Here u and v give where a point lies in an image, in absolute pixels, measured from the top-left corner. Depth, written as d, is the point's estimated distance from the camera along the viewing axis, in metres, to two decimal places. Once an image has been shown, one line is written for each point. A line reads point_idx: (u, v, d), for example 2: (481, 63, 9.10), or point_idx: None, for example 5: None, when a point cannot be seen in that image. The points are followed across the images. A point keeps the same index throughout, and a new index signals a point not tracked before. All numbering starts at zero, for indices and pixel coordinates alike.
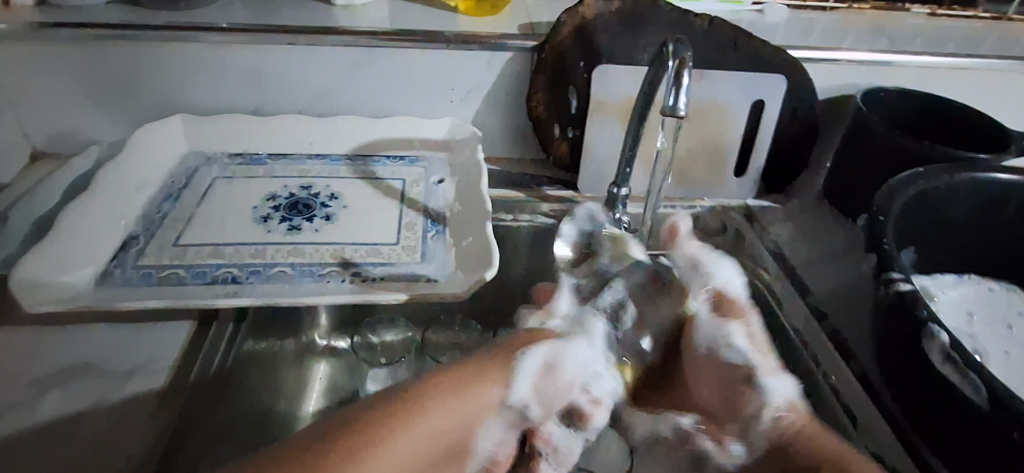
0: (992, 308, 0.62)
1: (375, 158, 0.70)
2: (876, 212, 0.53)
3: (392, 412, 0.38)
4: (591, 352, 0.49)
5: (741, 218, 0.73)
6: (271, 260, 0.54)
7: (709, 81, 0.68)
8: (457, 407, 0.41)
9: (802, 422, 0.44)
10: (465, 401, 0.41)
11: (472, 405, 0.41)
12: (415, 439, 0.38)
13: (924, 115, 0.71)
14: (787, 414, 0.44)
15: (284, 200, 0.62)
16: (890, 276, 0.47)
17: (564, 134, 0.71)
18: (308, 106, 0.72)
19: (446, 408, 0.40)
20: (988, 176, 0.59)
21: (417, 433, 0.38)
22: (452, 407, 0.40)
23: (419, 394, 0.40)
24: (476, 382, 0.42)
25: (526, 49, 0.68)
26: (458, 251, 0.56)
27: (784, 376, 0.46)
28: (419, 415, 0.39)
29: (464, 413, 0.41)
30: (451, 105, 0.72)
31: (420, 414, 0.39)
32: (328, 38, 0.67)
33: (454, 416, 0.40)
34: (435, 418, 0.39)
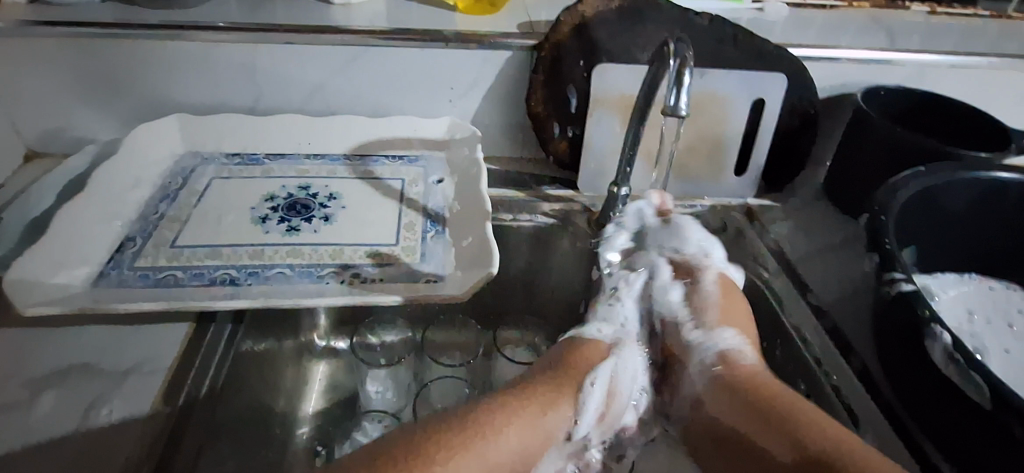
0: (993, 306, 0.61)
1: (373, 157, 0.70)
2: (877, 211, 0.52)
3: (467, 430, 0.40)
4: (638, 362, 0.51)
5: (740, 217, 0.73)
6: (269, 260, 0.54)
7: (708, 79, 0.68)
8: (524, 436, 0.42)
9: (746, 373, 0.47)
10: (535, 428, 0.43)
11: (537, 435, 0.43)
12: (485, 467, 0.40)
13: (924, 112, 0.71)
14: (723, 360, 0.48)
15: (281, 200, 0.62)
16: (892, 276, 0.47)
17: (563, 133, 0.71)
18: (306, 105, 0.71)
19: (513, 438, 0.42)
20: (989, 174, 0.59)
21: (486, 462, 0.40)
22: (520, 436, 0.42)
23: (488, 421, 0.41)
24: (543, 411, 0.44)
25: (524, 47, 0.67)
26: (457, 251, 0.56)
27: (733, 331, 0.50)
28: (489, 443, 0.40)
29: (531, 442, 0.43)
30: (449, 103, 0.72)
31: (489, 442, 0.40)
32: (325, 37, 0.66)
33: (521, 446, 0.42)
34: (503, 447, 0.41)
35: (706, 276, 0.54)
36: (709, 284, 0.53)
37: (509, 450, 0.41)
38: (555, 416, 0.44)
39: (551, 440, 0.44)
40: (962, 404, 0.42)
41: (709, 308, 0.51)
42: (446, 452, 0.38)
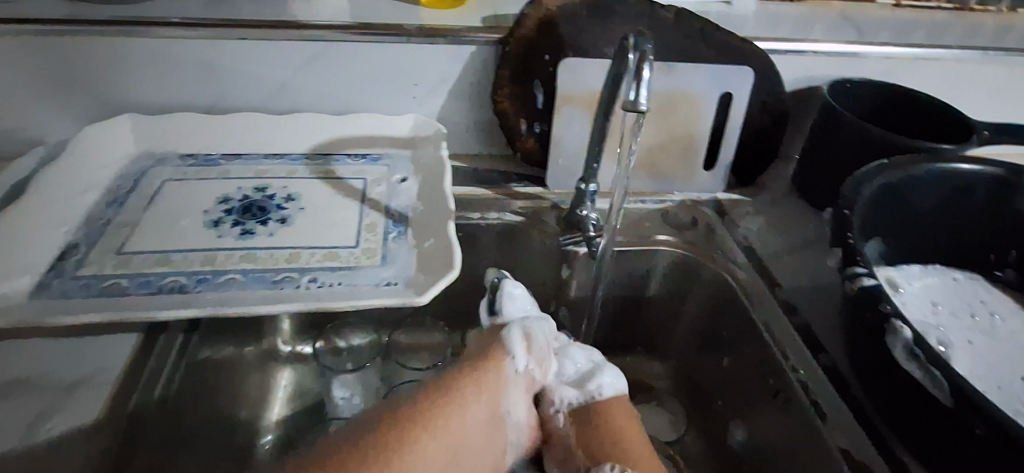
0: (956, 298, 0.62)
1: (335, 155, 0.67)
2: (842, 206, 0.52)
3: (400, 421, 0.38)
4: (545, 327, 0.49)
5: (709, 212, 0.73)
6: (222, 267, 0.52)
7: (677, 74, 0.67)
8: (471, 404, 0.41)
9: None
10: (480, 393, 0.42)
11: (487, 393, 0.42)
12: (439, 443, 0.39)
13: (890, 105, 0.71)
14: None
15: (236, 203, 0.59)
16: (855, 271, 0.46)
17: (531, 129, 0.70)
18: (265, 103, 0.69)
19: (458, 406, 0.40)
20: (953, 167, 0.59)
21: (441, 440, 0.39)
22: (466, 404, 0.41)
23: (430, 397, 0.40)
24: (478, 374, 0.42)
25: (488, 42, 0.66)
26: (420, 252, 0.54)
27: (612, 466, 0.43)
28: (436, 420, 0.39)
29: (478, 406, 0.42)
30: (414, 100, 0.70)
31: (438, 418, 0.39)
32: (284, 32, 0.64)
33: (472, 417, 0.41)
34: (453, 420, 0.40)
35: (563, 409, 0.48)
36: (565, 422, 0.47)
37: (461, 422, 0.40)
38: (493, 374, 0.43)
39: (497, 397, 0.43)
40: (925, 401, 0.42)
41: (578, 451, 0.46)
42: (396, 441, 0.37)
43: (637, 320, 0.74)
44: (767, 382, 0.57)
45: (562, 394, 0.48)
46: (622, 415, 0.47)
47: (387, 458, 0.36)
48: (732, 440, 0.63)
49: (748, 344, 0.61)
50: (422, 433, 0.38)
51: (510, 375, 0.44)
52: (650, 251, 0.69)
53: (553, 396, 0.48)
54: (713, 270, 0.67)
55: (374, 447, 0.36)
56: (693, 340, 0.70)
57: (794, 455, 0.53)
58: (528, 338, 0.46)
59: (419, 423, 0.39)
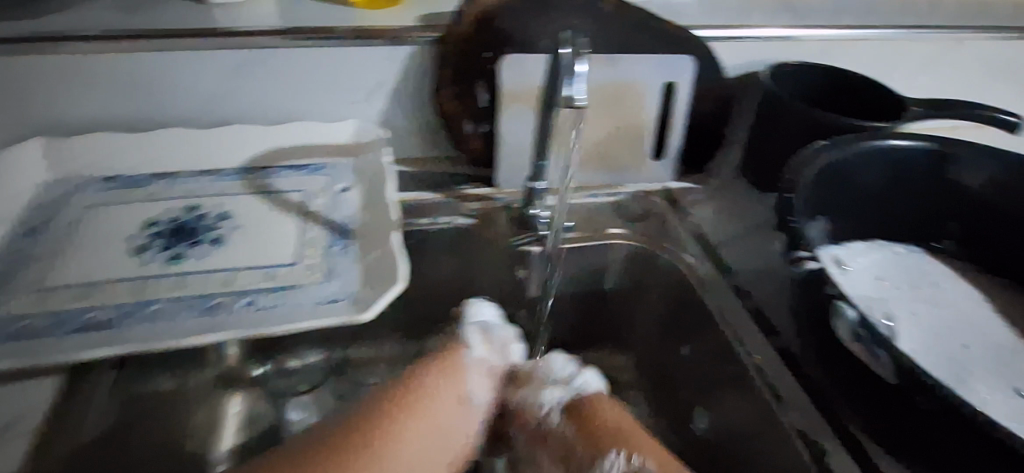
0: (898, 271, 0.63)
1: (272, 168, 0.64)
2: (785, 190, 0.53)
3: (374, 407, 0.42)
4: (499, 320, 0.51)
5: (662, 202, 0.73)
6: (151, 297, 0.48)
7: (619, 65, 0.66)
8: (439, 392, 0.44)
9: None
10: (444, 378, 0.45)
11: (451, 378, 0.45)
12: (410, 432, 0.42)
13: (828, 86, 0.73)
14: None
15: (164, 226, 0.56)
16: (800, 255, 0.47)
17: (477, 128, 0.68)
18: (192, 117, 0.65)
19: (426, 391, 0.44)
20: (888, 144, 0.60)
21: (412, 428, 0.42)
22: (434, 393, 0.44)
23: (398, 391, 0.43)
24: (442, 365, 0.45)
25: (426, 42, 0.64)
26: (366, 265, 0.52)
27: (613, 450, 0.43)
28: (406, 409, 0.42)
29: (447, 393, 0.44)
30: (353, 105, 0.67)
31: (407, 408, 0.42)
32: (207, 41, 0.60)
33: (441, 404, 0.44)
34: (422, 407, 0.43)
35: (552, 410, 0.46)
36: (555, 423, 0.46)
37: (431, 410, 0.43)
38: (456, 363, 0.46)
39: (464, 383, 0.45)
40: (871, 380, 0.43)
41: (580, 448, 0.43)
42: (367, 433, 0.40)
43: (598, 315, 0.73)
44: (726, 368, 0.58)
45: (547, 398, 0.47)
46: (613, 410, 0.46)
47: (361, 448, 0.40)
48: (697, 428, 0.63)
49: (706, 331, 0.61)
50: (394, 422, 0.41)
51: (475, 362, 0.46)
52: (605, 246, 0.69)
53: (537, 403, 0.47)
54: (667, 260, 0.67)
55: (347, 440, 0.40)
56: (654, 331, 0.70)
57: (754, 439, 0.54)
58: (483, 334, 0.49)
59: (388, 414, 0.42)
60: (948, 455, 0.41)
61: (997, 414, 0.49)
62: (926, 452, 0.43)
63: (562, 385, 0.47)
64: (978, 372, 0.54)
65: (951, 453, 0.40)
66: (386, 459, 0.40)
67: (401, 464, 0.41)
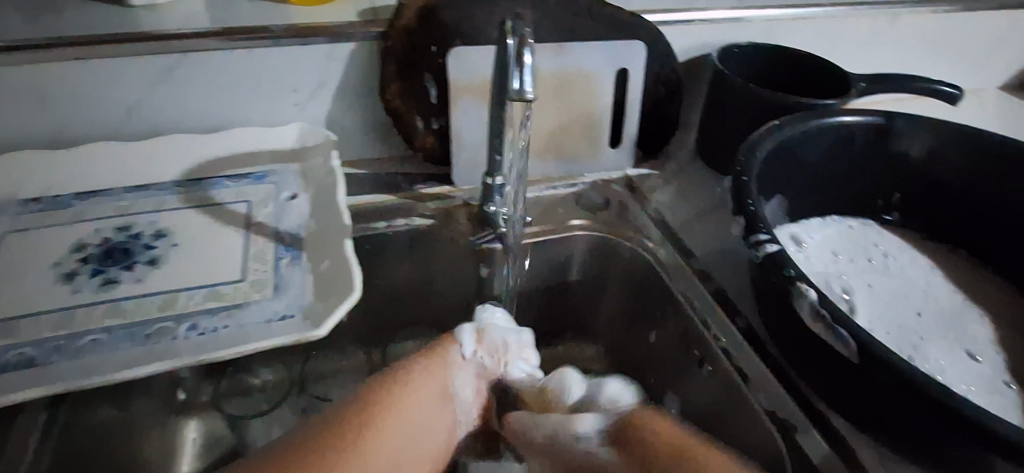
0: (852, 244, 0.65)
1: (211, 179, 0.60)
2: (740, 172, 0.53)
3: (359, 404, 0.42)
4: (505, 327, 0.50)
5: (621, 190, 0.73)
6: (82, 328, 0.45)
7: (567, 53, 0.66)
8: (421, 393, 0.44)
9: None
10: (428, 375, 0.45)
11: (435, 375, 0.45)
12: (393, 434, 0.41)
13: (775, 65, 0.73)
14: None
15: (94, 250, 0.52)
16: (758, 238, 0.47)
17: (428, 125, 0.65)
18: (119, 129, 0.60)
19: (411, 388, 0.44)
20: (836, 120, 0.61)
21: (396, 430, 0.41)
22: (416, 394, 0.44)
23: (381, 393, 0.43)
24: (422, 367, 0.45)
25: (368, 37, 0.61)
26: (317, 276, 0.50)
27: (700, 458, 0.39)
28: (389, 411, 0.42)
29: (429, 393, 0.44)
30: (295, 107, 0.64)
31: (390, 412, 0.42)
32: (128, 46, 0.56)
33: (422, 405, 0.44)
34: (405, 409, 0.43)
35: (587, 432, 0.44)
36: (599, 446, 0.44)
37: (413, 412, 0.43)
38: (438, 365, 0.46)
39: (446, 384, 0.46)
40: (831, 356, 0.44)
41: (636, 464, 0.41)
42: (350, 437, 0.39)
43: (565, 308, 0.72)
44: (693, 352, 0.58)
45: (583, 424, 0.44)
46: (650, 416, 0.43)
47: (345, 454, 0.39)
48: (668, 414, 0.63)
49: (672, 317, 0.61)
50: (378, 425, 0.41)
51: (458, 363, 0.47)
52: (566, 237, 0.68)
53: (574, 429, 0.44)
54: (630, 248, 0.66)
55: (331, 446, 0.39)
56: (622, 320, 0.70)
57: (722, 420, 0.54)
58: (478, 333, 0.48)
59: (372, 417, 0.41)
60: (907, 426, 0.42)
61: (951, 379, 0.51)
62: (887, 423, 0.43)
63: (592, 409, 0.46)
64: (931, 338, 0.55)
65: (907, 423, 0.41)
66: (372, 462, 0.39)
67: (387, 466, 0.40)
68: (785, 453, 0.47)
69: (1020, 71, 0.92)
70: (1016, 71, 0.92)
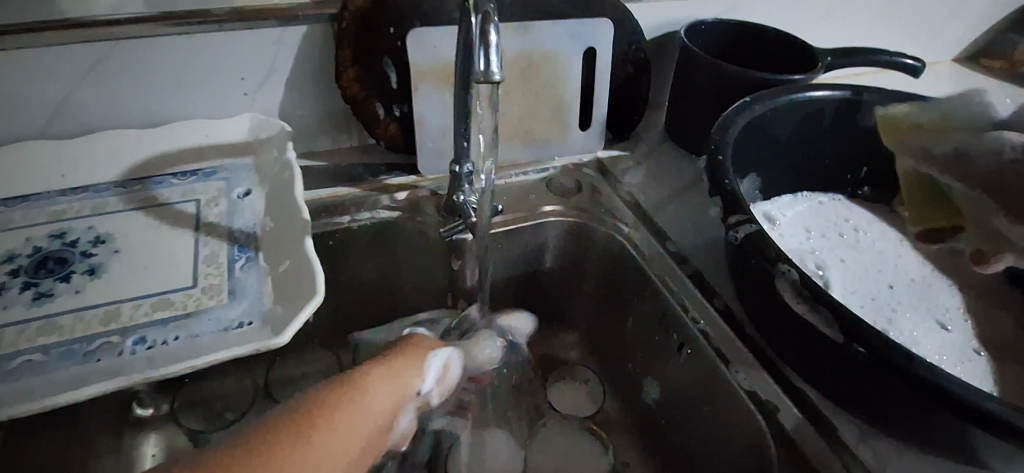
0: (824, 221, 0.65)
1: (156, 178, 0.56)
2: (714, 152, 0.51)
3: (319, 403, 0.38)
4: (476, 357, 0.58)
5: (593, 173, 0.71)
6: (11, 349, 0.41)
7: (531, 33, 0.63)
8: (383, 395, 0.41)
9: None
10: (389, 391, 0.42)
11: (397, 393, 0.43)
12: (338, 444, 0.38)
13: (743, 41, 0.72)
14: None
15: (23, 260, 0.47)
16: (737, 219, 0.46)
17: (390, 112, 0.62)
18: (46, 128, 0.55)
19: (369, 399, 0.41)
20: (805, 96, 0.60)
21: (352, 433, 0.39)
22: (376, 395, 0.41)
23: (342, 391, 0.40)
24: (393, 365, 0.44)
25: (319, 19, 0.57)
26: (276, 279, 0.47)
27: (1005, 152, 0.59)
28: (349, 412, 0.39)
29: (383, 407, 0.41)
30: (244, 97, 0.59)
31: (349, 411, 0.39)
32: (51, 36, 0.50)
33: (381, 409, 0.41)
34: (365, 412, 0.40)
35: (826, 231, 0.64)
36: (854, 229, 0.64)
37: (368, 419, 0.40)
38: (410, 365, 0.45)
39: (410, 389, 0.44)
40: (815, 337, 0.43)
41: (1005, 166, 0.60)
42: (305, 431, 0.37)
43: (539, 297, 0.70)
44: (671, 335, 0.57)
45: (816, 237, 0.63)
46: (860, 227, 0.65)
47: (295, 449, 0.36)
48: (647, 397, 0.62)
49: (649, 301, 0.60)
50: (332, 424, 0.38)
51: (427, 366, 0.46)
52: (540, 224, 0.66)
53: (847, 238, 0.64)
54: (604, 233, 0.65)
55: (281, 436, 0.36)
56: (597, 305, 0.69)
57: (698, 401, 0.54)
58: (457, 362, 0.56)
59: (328, 414, 0.38)
60: (885, 401, 0.42)
61: (924, 350, 0.51)
62: (867, 400, 0.43)
63: (823, 227, 0.64)
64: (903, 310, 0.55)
65: (883, 399, 0.42)
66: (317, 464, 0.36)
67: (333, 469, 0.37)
68: (769, 434, 0.47)
69: (973, 43, 0.94)
70: (969, 44, 0.94)
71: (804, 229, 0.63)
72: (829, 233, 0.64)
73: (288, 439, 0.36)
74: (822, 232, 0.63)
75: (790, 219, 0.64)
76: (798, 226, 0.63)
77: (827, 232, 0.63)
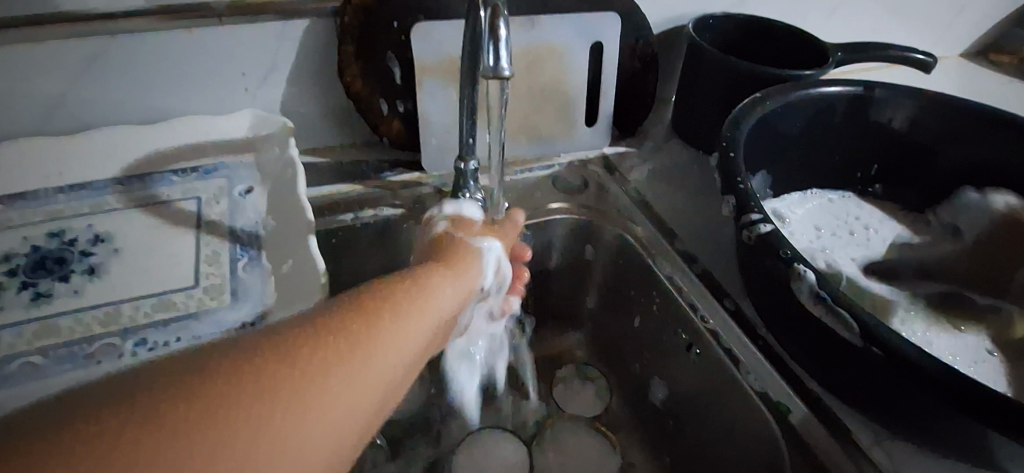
0: (833, 217, 0.64)
1: (156, 175, 0.55)
2: (726, 148, 0.50)
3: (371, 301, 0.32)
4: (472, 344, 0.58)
5: (599, 169, 0.70)
6: (8, 352, 0.40)
7: (538, 28, 0.62)
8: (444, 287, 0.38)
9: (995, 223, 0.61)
10: (446, 290, 0.38)
11: (455, 291, 0.39)
12: (406, 335, 0.32)
13: (751, 36, 0.71)
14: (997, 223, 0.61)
15: (21, 260, 0.46)
16: (752, 219, 0.45)
17: (394, 109, 0.61)
18: (44, 123, 0.54)
19: (428, 295, 0.36)
20: (818, 92, 0.59)
21: (424, 318, 0.34)
22: (434, 292, 0.37)
23: (394, 293, 0.34)
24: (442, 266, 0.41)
25: (321, 13, 0.56)
26: (280, 279, 0.46)
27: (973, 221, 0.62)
28: (416, 295, 0.35)
29: (445, 305, 0.37)
30: (245, 93, 0.58)
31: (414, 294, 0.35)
32: (47, 30, 0.49)
33: (445, 301, 0.37)
34: (430, 301, 0.35)
35: (834, 227, 0.63)
36: (864, 225, 0.64)
37: (434, 306, 0.36)
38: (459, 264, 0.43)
39: (469, 288, 0.41)
40: (830, 339, 0.42)
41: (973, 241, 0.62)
42: (378, 309, 0.31)
43: (544, 295, 0.69)
44: (680, 335, 0.56)
45: (824, 233, 0.62)
46: (866, 224, 0.65)
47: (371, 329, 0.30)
48: (654, 396, 0.62)
49: (657, 299, 0.59)
50: (401, 313, 0.32)
51: (479, 264, 0.44)
52: (545, 223, 0.65)
53: (855, 234, 0.63)
54: (612, 230, 0.64)
55: (352, 314, 0.30)
56: (603, 304, 0.68)
57: (706, 400, 0.54)
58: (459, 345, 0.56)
59: (385, 310, 0.32)
60: (900, 403, 0.41)
61: (934, 350, 0.50)
62: (881, 401, 0.42)
63: (831, 224, 0.63)
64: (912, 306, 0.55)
65: (898, 402, 0.41)
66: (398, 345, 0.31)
67: (411, 352, 0.32)
68: (779, 435, 0.46)
69: (981, 38, 0.93)
70: (978, 39, 0.93)
71: (812, 226, 0.62)
72: (838, 230, 0.63)
73: (361, 318, 0.30)
74: (828, 228, 0.63)
75: (796, 214, 0.63)
76: (805, 223, 0.63)
77: (835, 230, 0.63)
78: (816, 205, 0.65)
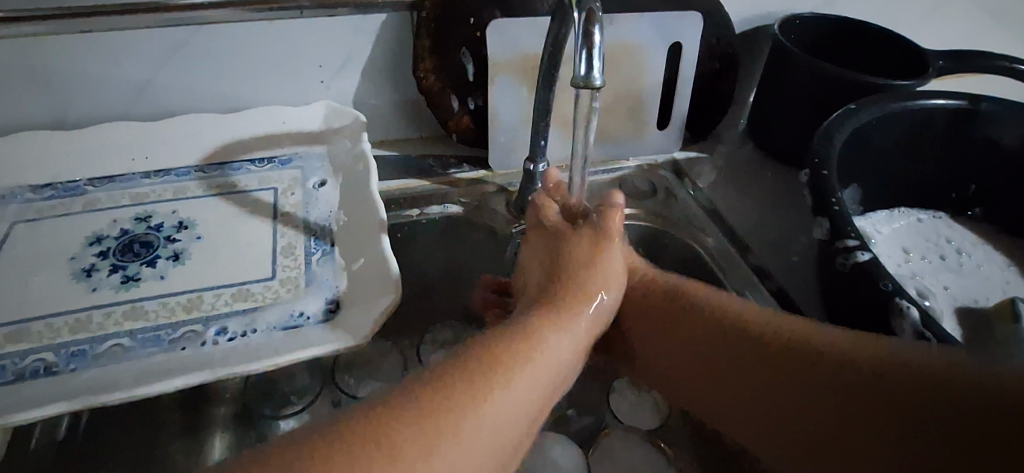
0: (924, 240, 0.60)
1: (234, 163, 0.56)
2: (817, 164, 0.48)
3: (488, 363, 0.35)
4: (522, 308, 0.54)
5: (669, 175, 0.67)
6: (103, 332, 0.42)
7: (617, 26, 0.60)
8: (553, 332, 0.39)
9: None
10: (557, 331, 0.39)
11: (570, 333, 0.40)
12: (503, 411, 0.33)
13: (842, 40, 0.66)
14: None
15: (111, 243, 0.48)
16: (846, 244, 0.42)
17: (465, 105, 0.60)
18: (133, 109, 0.56)
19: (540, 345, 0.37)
20: (920, 104, 0.55)
21: (533, 379, 0.36)
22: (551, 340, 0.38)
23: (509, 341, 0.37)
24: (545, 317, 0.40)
25: (398, 7, 0.55)
26: (352, 276, 0.47)
27: None
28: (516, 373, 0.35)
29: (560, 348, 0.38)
30: (320, 85, 0.59)
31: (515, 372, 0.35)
32: (141, 19, 0.51)
33: (557, 346, 0.38)
34: (539, 351, 0.37)
35: (921, 249, 0.59)
36: (957, 244, 0.60)
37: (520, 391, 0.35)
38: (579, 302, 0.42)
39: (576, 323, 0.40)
40: None
41: None
42: (484, 378, 0.34)
43: None
44: None
45: (911, 255, 0.58)
46: (961, 244, 0.60)
47: (482, 389, 0.33)
48: None
49: None
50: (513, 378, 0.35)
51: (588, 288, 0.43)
52: None
53: (949, 256, 0.59)
54: (682, 240, 0.61)
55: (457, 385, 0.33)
56: None
57: None
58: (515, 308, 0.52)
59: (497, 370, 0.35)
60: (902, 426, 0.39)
61: None
62: None
63: (915, 243, 0.60)
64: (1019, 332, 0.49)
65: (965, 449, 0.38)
66: (503, 395, 0.34)
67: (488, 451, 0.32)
68: None
69: None
70: None
71: (892, 245, 0.59)
72: (926, 249, 0.59)
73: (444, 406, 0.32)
74: (913, 249, 0.59)
75: (879, 231, 0.60)
76: (888, 242, 0.59)
77: (922, 250, 0.59)
78: (902, 223, 0.61)
